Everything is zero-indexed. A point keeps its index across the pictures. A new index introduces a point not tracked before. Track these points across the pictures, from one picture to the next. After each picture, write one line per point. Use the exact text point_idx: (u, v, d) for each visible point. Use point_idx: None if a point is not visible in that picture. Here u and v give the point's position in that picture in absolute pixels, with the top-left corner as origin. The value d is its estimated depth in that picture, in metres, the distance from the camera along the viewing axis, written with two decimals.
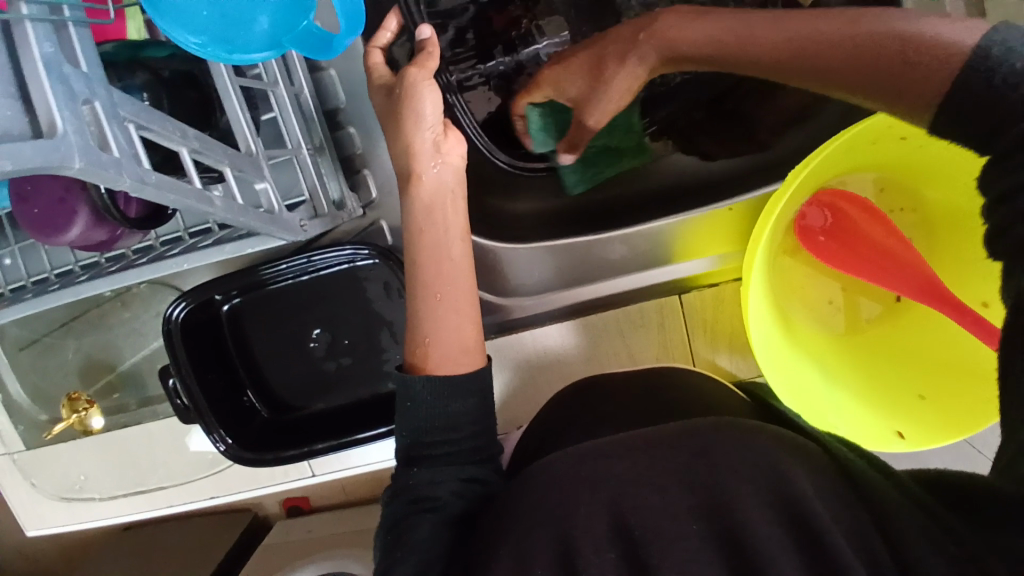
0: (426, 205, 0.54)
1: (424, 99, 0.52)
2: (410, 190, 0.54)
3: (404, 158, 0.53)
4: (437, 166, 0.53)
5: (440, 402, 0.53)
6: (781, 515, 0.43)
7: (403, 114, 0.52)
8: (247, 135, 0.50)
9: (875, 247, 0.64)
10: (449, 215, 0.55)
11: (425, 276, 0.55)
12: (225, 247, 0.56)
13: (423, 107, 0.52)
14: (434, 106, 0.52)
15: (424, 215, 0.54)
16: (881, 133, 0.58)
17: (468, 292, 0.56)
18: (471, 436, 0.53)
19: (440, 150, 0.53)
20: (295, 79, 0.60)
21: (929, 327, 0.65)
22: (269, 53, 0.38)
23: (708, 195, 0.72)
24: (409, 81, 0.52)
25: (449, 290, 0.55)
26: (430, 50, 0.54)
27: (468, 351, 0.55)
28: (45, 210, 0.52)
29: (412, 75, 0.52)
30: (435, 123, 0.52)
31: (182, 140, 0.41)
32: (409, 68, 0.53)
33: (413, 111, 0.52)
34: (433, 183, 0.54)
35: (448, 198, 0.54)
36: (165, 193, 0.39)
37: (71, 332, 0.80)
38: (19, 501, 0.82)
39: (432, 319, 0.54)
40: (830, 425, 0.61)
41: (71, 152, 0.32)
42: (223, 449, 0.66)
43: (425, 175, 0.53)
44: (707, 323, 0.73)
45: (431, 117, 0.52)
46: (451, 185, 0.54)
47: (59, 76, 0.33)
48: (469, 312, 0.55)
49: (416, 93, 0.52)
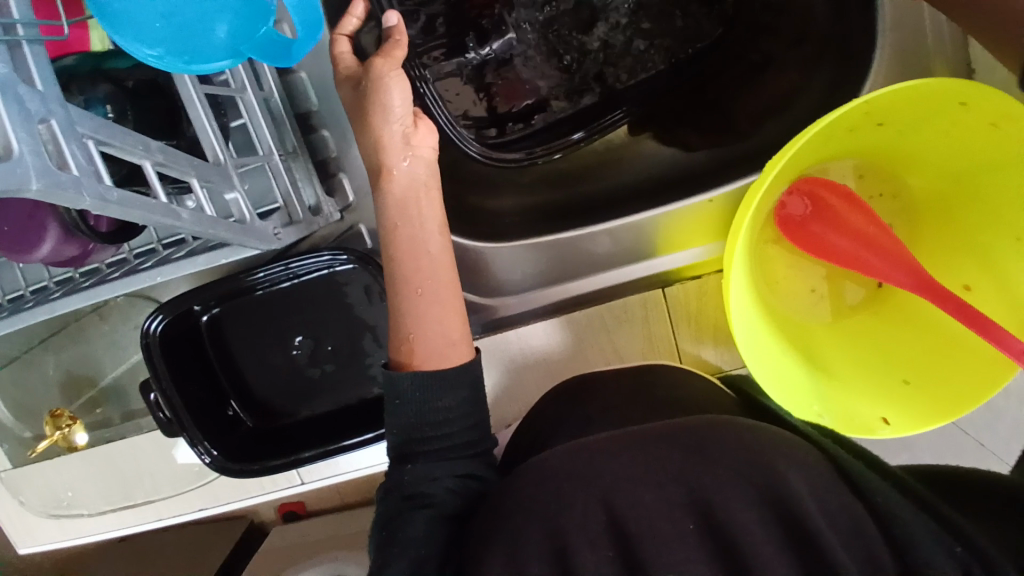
0: (399, 202, 0.54)
1: (392, 89, 0.50)
2: (382, 185, 0.53)
3: (375, 154, 0.53)
4: (408, 160, 0.53)
5: (429, 397, 0.52)
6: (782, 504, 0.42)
7: (370, 108, 0.51)
8: (215, 145, 0.49)
9: (856, 236, 0.63)
10: (423, 208, 0.55)
11: (404, 273, 0.54)
12: (199, 258, 0.55)
13: (391, 99, 0.50)
14: (402, 105, 0.51)
15: (397, 211, 0.54)
16: (859, 119, 0.57)
17: (450, 285, 0.55)
18: (462, 430, 0.53)
19: (408, 144, 0.53)
20: (263, 84, 0.59)
21: (910, 312, 0.65)
22: (231, 61, 0.38)
23: (691, 183, 0.71)
24: (374, 73, 0.50)
25: (431, 284, 0.54)
26: (398, 38, 0.52)
27: (455, 345, 0.55)
28: (14, 228, 0.51)
29: (378, 66, 0.50)
30: (404, 115, 0.51)
31: (146, 154, 0.40)
32: (376, 59, 0.50)
33: (380, 103, 0.50)
34: (405, 177, 0.53)
35: (423, 191, 0.54)
36: (129, 211, 0.38)
37: (51, 346, 0.78)
38: (8, 519, 0.81)
39: (414, 314, 0.54)
40: (816, 415, 0.62)
41: (28, 175, 0.31)
42: (208, 461, 0.65)
43: (396, 170, 0.53)
44: (691, 316, 0.73)
45: (400, 109, 0.51)
46: (424, 178, 0.54)
47: (13, 96, 0.32)
48: (453, 305, 0.55)
49: (383, 86, 0.50)
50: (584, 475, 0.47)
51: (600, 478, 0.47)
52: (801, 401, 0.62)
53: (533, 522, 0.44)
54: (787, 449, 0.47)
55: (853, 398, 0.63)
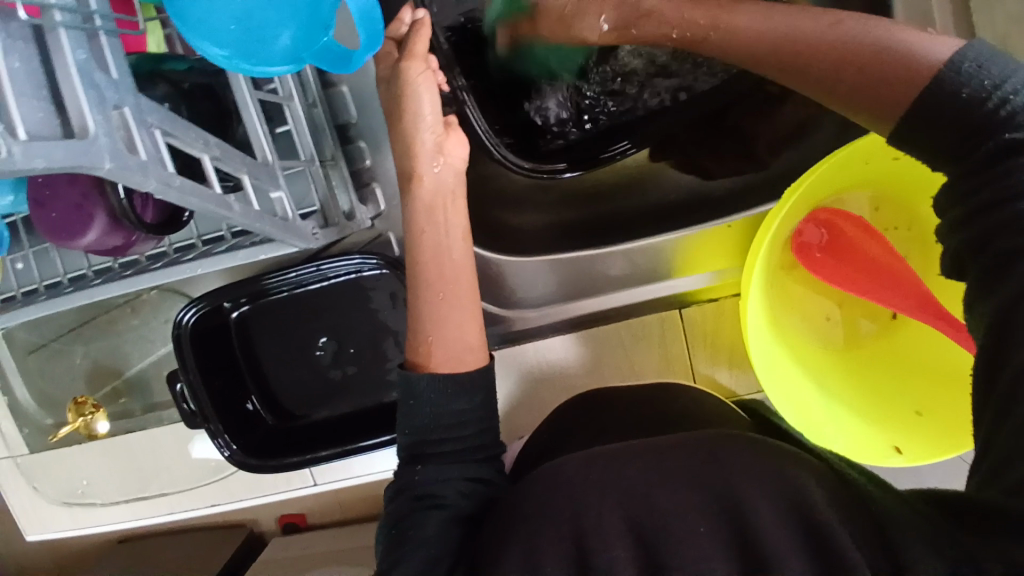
0: (426, 206, 0.56)
1: (422, 98, 0.53)
2: (411, 189, 0.56)
3: (407, 159, 0.55)
4: (438, 166, 0.55)
5: (442, 399, 0.54)
6: (792, 523, 0.43)
7: (402, 111, 0.54)
8: (264, 145, 0.51)
9: (872, 265, 0.65)
10: (449, 215, 0.56)
11: (427, 275, 0.56)
12: (238, 253, 0.57)
13: (421, 108, 0.54)
14: (432, 106, 0.54)
15: (425, 215, 0.56)
16: (875, 152, 0.60)
17: (470, 291, 0.57)
18: (475, 433, 0.54)
19: (440, 152, 0.55)
20: (309, 93, 0.62)
21: (925, 343, 0.66)
22: (289, 68, 0.39)
23: (711, 211, 0.74)
24: (407, 76, 0.53)
25: (451, 290, 0.56)
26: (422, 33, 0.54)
27: (470, 350, 0.56)
28: (62, 214, 0.52)
29: (410, 69, 0.53)
30: (434, 124, 0.54)
31: (205, 147, 0.43)
32: (405, 61, 0.53)
33: (412, 111, 0.54)
34: (433, 183, 0.56)
35: (448, 198, 0.56)
36: (188, 197, 0.40)
37: (80, 337, 0.80)
38: (22, 506, 0.83)
39: (434, 315, 0.55)
40: (829, 440, 0.62)
41: (101, 154, 0.34)
42: (228, 455, 0.67)
43: (425, 175, 0.55)
44: (707, 334, 0.75)
45: (429, 117, 0.54)
46: (451, 185, 0.56)
47: (91, 82, 0.34)
48: (471, 310, 0.57)
49: (414, 91, 0.53)
50: (593, 482, 0.48)
51: (608, 485, 0.48)
52: (813, 426, 0.63)
53: (545, 524, 0.45)
54: (799, 466, 0.48)
55: (865, 426, 0.64)
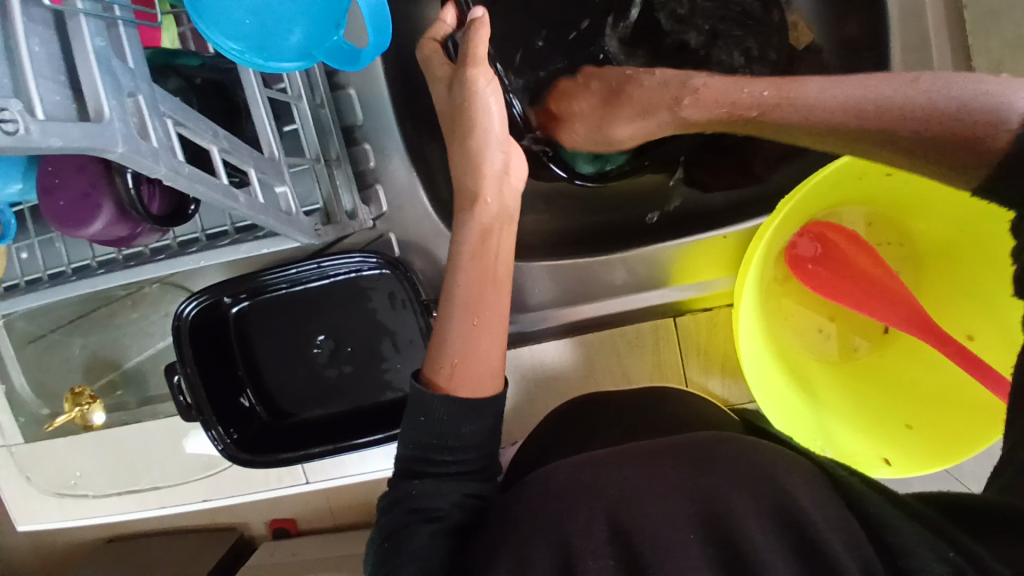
0: (482, 228, 0.58)
1: (489, 111, 0.57)
2: (471, 210, 0.58)
3: (472, 179, 0.58)
4: (502, 190, 0.59)
5: (453, 423, 0.53)
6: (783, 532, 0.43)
7: (473, 124, 0.57)
8: (271, 140, 0.52)
9: (864, 277, 0.67)
10: (501, 241, 0.59)
11: (467, 294, 0.56)
12: (241, 247, 0.57)
13: (488, 104, 0.57)
14: (499, 118, 0.58)
15: (480, 236, 0.58)
16: (866, 168, 0.61)
17: (500, 313, 0.58)
18: (478, 458, 0.54)
19: (505, 172, 0.59)
20: (317, 94, 0.63)
21: (916, 357, 0.67)
22: (300, 63, 0.40)
23: (711, 222, 0.74)
24: (471, 85, 0.56)
25: (486, 318, 0.57)
26: (481, 32, 0.56)
27: (492, 374, 0.56)
28: (69, 203, 0.52)
29: (476, 77, 0.56)
30: (500, 140, 0.58)
31: (213, 139, 0.44)
32: (470, 69, 0.56)
33: (482, 127, 0.57)
34: (493, 210, 0.59)
35: (505, 221, 0.59)
36: (195, 185, 0.41)
37: (78, 329, 0.80)
38: (16, 494, 0.84)
39: (466, 338, 0.55)
40: (819, 448, 0.63)
41: (114, 138, 0.34)
42: (220, 447, 0.68)
43: (490, 199, 0.58)
44: (700, 347, 0.77)
45: (497, 132, 0.58)
46: (512, 210, 0.60)
47: (107, 69, 0.36)
48: (500, 336, 0.57)
49: (481, 96, 0.56)
50: (587, 488, 0.49)
51: (603, 492, 0.48)
52: (804, 434, 0.64)
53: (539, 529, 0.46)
54: (793, 469, 0.48)
55: (855, 437, 0.65)
